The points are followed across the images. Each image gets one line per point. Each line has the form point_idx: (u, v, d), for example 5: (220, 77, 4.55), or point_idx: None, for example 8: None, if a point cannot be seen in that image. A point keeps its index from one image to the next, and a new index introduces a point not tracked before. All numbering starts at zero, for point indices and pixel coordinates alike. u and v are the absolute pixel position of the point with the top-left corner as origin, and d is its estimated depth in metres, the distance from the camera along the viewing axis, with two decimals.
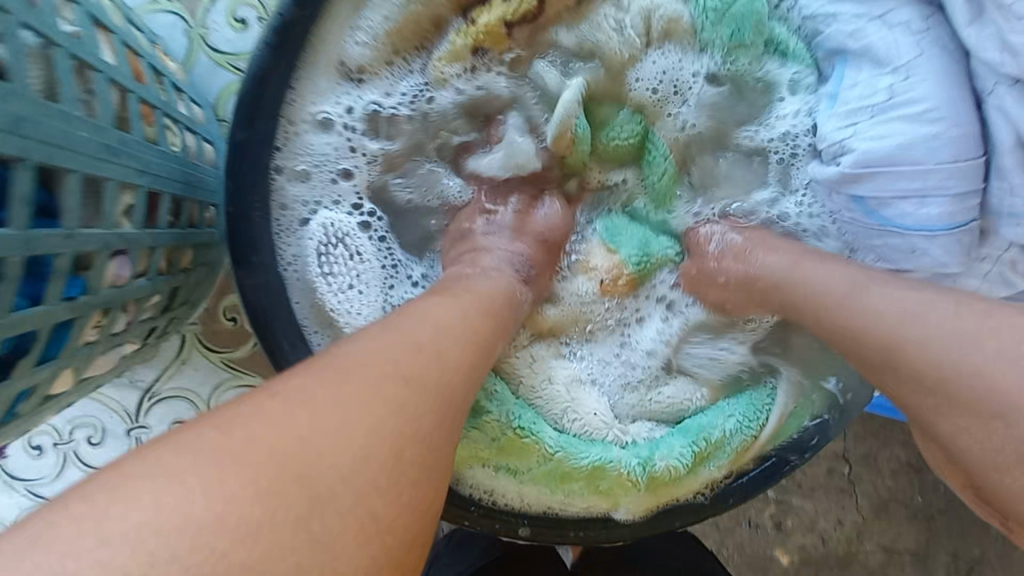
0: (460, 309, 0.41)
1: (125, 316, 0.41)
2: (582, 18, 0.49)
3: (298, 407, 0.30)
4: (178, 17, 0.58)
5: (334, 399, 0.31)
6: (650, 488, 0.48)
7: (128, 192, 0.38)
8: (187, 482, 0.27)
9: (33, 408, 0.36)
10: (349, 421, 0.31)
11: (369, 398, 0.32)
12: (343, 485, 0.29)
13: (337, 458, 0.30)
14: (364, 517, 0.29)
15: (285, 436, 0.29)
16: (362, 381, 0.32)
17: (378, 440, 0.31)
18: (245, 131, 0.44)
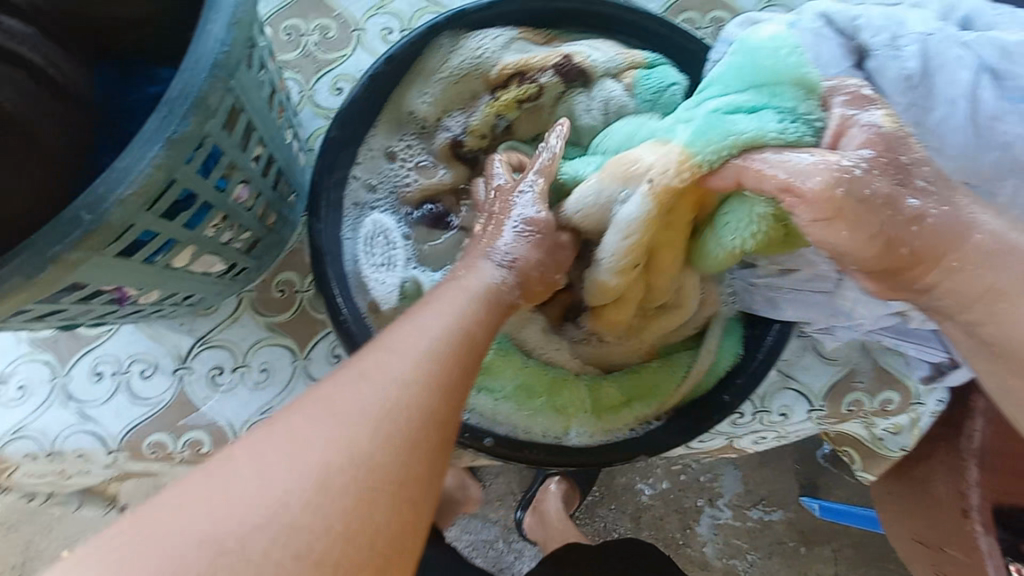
0: (463, 302, 0.51)
1: (229, 232, 0.59)
2: (563, 100, 0.69)
3: (298, 427, 0.39)
4: (297, 83, 0.85)
5: (347, 431, 0.39)
6: (594, 411, 0.63)
7: (260, 147, 0.58)
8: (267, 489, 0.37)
9: (161, 266, 0.52)
10: (343, 450, 0.39)
11: (369, 412, 0.40)
12: (367, 469, 0.39)
13: (346, 472, 0.38)
14: (391, 503, 0.39)
15: (313, 455, 0.38)
16: (362, 394, 0.41)
17: (387, 427, 0.40)
18: (338, 132, 0.69)
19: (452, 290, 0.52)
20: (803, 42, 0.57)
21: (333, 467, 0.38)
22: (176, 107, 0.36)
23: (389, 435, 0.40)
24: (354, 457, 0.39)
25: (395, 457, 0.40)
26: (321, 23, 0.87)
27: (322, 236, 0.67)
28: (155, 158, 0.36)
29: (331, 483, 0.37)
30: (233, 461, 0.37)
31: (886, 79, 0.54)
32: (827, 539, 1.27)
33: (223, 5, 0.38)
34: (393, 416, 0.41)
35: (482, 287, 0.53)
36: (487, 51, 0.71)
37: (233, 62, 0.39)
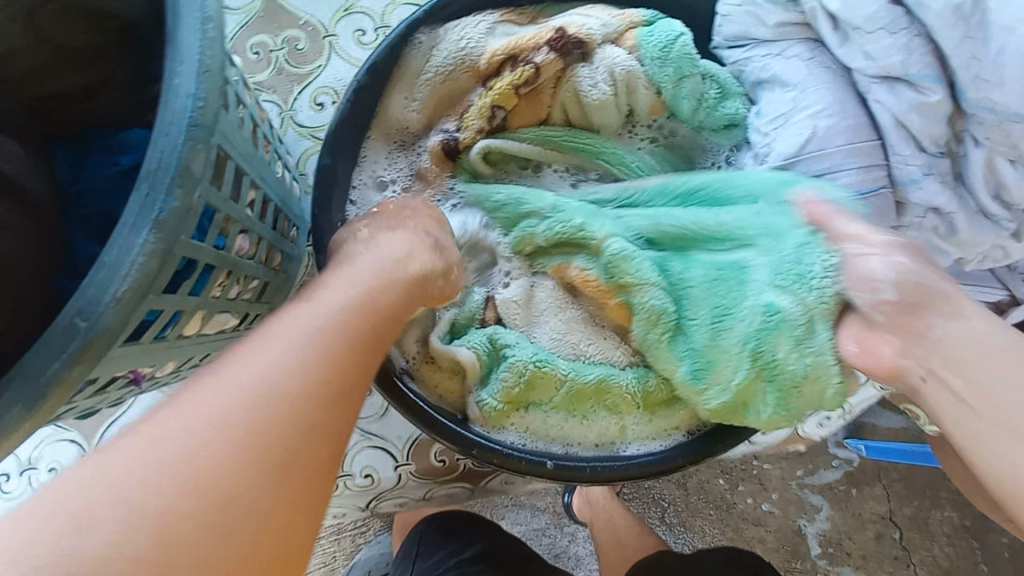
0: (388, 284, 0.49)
1: (236, 286, 0.55)
2: (566, 79, 0.63)
3: (223, 401, 0.35)
4: (276, 104, 0.80)
5: (273, 388, 0.37)
6: (646, 409, 0.60)
7: (253, 191, 0.53)
8: (87, 484, 0.31)
9: (173, 339, 0.49)
10: (243, 440, 0.34)
11: (291, 385, 0.37)
12: (288, 439, 0.36)
13: (224, 471, 0.33)
14: (264, 505, 0.34)
15: (219, 440, 0.34)
16: (297, 357, 0.39)
17: (247, 451, 0.34)
18: (330, 158, 0.63)
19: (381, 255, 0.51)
20: None
21: (239, 457, 0.34)
22: (156, 181, 0.32)
23: (296, 385, 0.37)
24: (239, 454, 0.34)
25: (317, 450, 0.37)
26: (289, 34, 0.81)
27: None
28: (146, 243, 0.32)
29: (224, 491, 0.33)
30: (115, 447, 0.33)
31: (931, 13, 0.50)
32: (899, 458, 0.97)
33: (188, 53, 0.34)
34: (333, 360, 0.40)
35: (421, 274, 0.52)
36: (470, 40, 0.64)
37: (211, 116, 0.35)
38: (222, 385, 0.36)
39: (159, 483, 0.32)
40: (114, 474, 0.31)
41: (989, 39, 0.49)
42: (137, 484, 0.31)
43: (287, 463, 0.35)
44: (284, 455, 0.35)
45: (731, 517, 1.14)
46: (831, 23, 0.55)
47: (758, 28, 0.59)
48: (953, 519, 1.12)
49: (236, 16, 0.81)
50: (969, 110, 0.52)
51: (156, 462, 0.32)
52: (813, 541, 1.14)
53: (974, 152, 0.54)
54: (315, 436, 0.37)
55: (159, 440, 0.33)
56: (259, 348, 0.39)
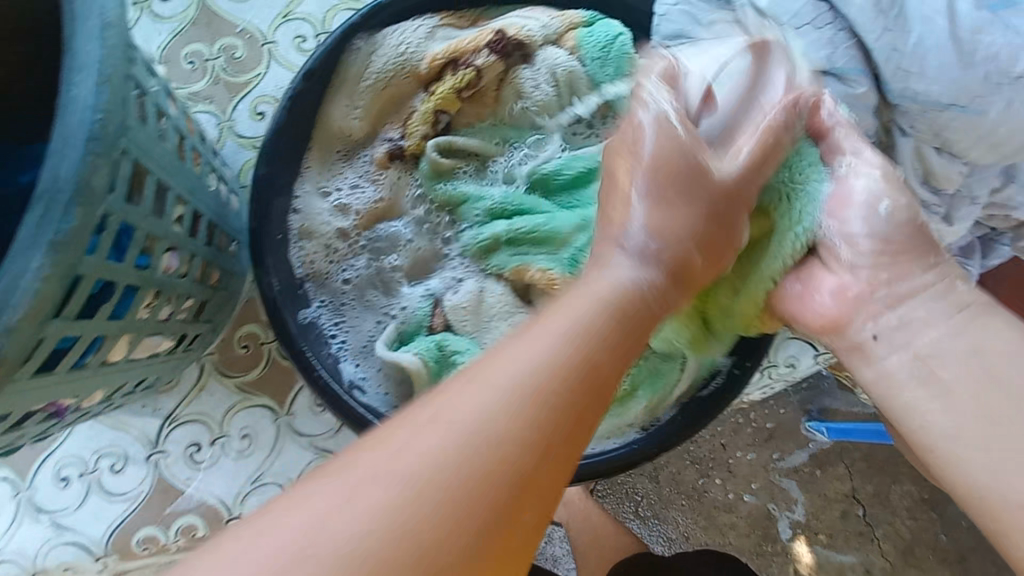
0: (600, 309, 0.40)
1: (167, 306, 0.52)
2: (508, 82, 0.63)
3: (384, 466, 0.32)
4: (213, 114, 0.76)
5: (449, 426, 0.33)
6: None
7: (181, 205, 0.51)
8: (288, 555, 0.29)
9: (95, 367, 0.46)
10: (427, 502, 0.31)
11: (478, 429, 0.33)
12: (468, 480, 0.32)
13: (416, 532, 0.30)
14: (461, 544, 0.30)
15: (372, 490, 0.31)
16: (507, 392, 0.34)
17: (421, 504, 0.31)
18: (267, 170, 0.61)
19: (585, 292, 0.41)
20: None
21: (416, 516, 0.30)
22: (51, 200, 0.30)
23: (504, 432, 0.33)
24: (437, 499, 0.31)
25: (492, 495, 0.32)
26: (225, 42, 0.78)
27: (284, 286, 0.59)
28: (43, 268, 0.30)
29: (403, 557, 0.29)
30: (298, 507, 0.31)
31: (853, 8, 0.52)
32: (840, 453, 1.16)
33: (86, 62, 0.32)
34: (541, 399, 0.35)
35: (614, 287, 0.42)
36: (412, 45, 0.63)
37: (114, 128, 0.32)
38: (429, 424, 0.33)
39: (431, 483, 0.31)
40: (300, 525, 0.30)
41: (910, 30, 0.51)
42: (304, 536, 0.30)
43: (493, 495, 0.32)
44: (509, 464, 0.33)
45: (703, 506, 1.16)
46: (761, 20, 0.55)
47: (693, 26, 0.59)
48: (912, 492, 1.16)
49: (166, 25, 0.78)
50: (896, 102, 0.54)
51: (304, 527, 0.30)
52: (783, 524, 1.16)
53: (904, 141, 0.56)
54: (519, 462, 0.33)
55: (314, 508, 0.30)
56: (474, 394, 0.34)
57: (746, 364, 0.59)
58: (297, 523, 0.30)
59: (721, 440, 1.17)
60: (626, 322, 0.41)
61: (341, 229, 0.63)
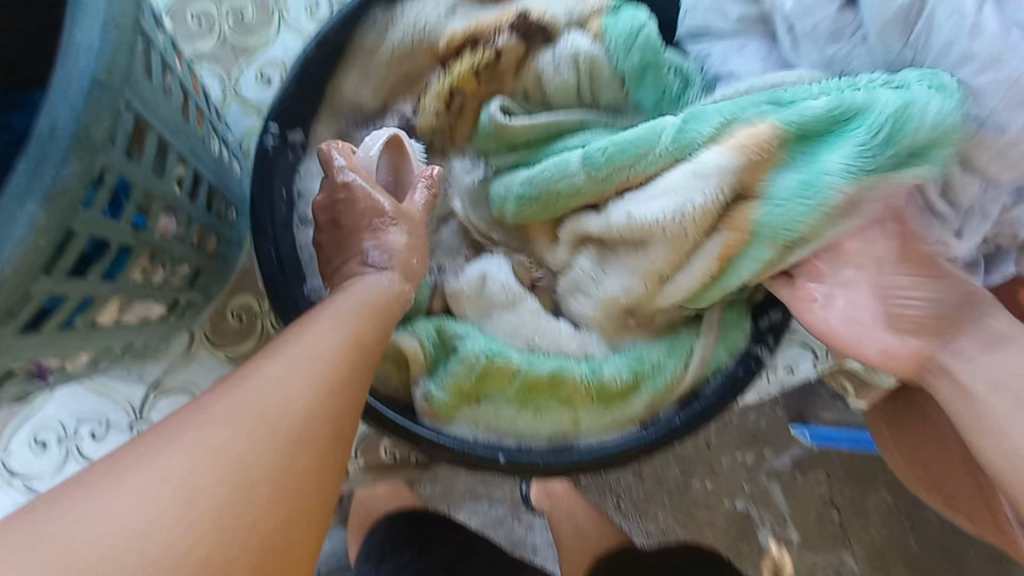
0: (351, 309, 0.47)
1: (161, 271, 0.50)
2: (529, 65, 0.61)
3: (218, 418, 0.38)
4: (218, 76, 0.74)
5: (270, 423, 0.38)
6: (600, 401, 0.59)
7: (182, 166, 0.48)
8: (144, 501, 0.35)
9: (84, 328, 0.44)
10: (253, 466, 0.37)
11: (278, 427, 0.38)
12: (303, 472, 0.38)
13: (252, 509, 0.36)
14: (287, 512, 0.37)
15: (228, 466, 0.37)
16: (277, 392, 0.40)
17: (268, 485, 0.37)
18: (278, 138, 0.58)
19: (342, 295, 0.48)
20: None
21: (253, 476, 0.37)
22: (49, 149, 0.28)
23: (298, 408, 0.40)
24: (264, 486, 0.37)
25: (318, 471, 0.39)
26: (234, 1, 0.75)
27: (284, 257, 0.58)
28: (37, 221, 0.28)
29: (246, 517, 0.36)
30: (160, 451, 0.37)
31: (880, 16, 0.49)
32: (820, 461, 1.18)
33: (93, 3, 0.30)
34: (317, 410, 0.40)
35: (359, 299, 0.48)
36: (431, 20, 0.61)
37: (120, 78, 0.30)
38: (217, 410, 0.39)
39: (215, 458, 0.37)
40: (155, 468, 0.36)
41: (929, 50, 0.50)
42: (174, 499, 0.35)
43: (280, 486, 0.37)
44: (300, 436, 0.39)
45: (685, 503, 1.17)
46: (787, 25, 0.54)
47: (719, 21, 0.59)
48: (887, 503, 1.18)
49: None
50: None
51: (147, 480, 0.35)
52: (761, 526, 1.17)
53: None
54: (329, 439, 0.40)
55: (135, 474, 0.36)
56: (245, 398, 0.39)
57: (752, 364, 0.58)
58: (143, 474, 0.36)
59: (708, 439, 1.17)
60: (363, 355, 0.45)
61: None
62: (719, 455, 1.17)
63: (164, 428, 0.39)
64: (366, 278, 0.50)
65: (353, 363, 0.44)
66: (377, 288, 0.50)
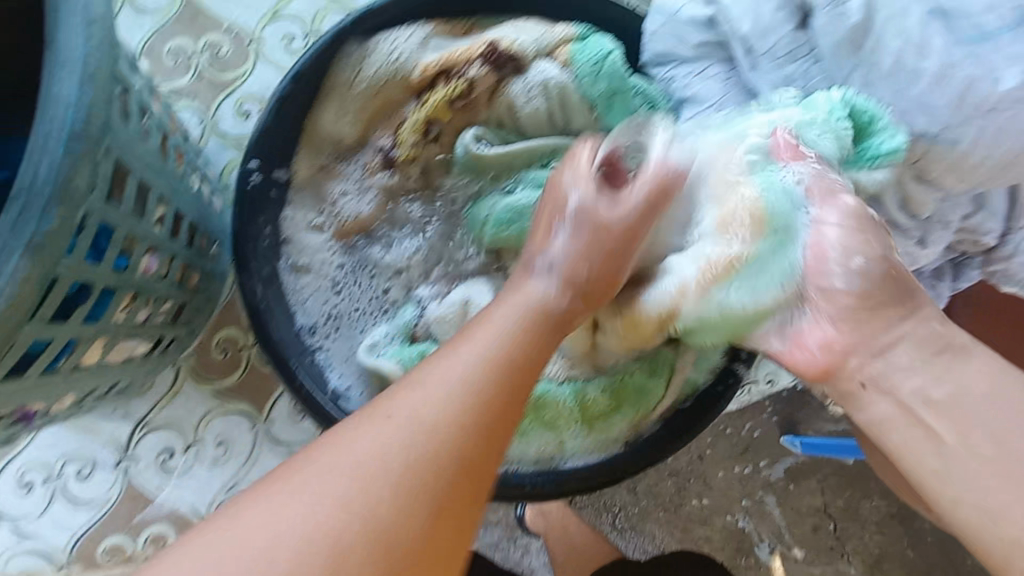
0: (509, 333, 0.45)
1: (144, 309, 0.50)
2: (501, 93, 0.63)
3: (330, 459, 0.37)
4: (196, 111, 0.75)
5: (413, 441, 0.38)
6: (585, 421, 0.60)
7: (163, 206, 0.49)
8: (280, 509, 0.35)
9: (69, 370, 0.44)
10: (406, 482, 0.37)
11: (408, 441, 0.38)
12: (454, 487, 0.38)
13: (410, 506, 0.36)
14: (443, 525, 0.37)
15: (379, 486, 0.36)
16: (403, 425, 0.38)
17: (418, 488, 0.37)
18: (259, 163, 0.60)
19: (507, 305, 0.47)
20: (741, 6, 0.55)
21: (415, 482, 0.37)
22: (31, 201, 0.29)
23: (443, 423, 0.39)
24: (405, 498, 0.36)
25: (466, 482, 0.38)
26: (210, 38, 0.77)
27: (268, 291, 0.59)
28: (19, 272, 0.29)
29: (382, 532, 0.35)
30: (309, 470, 0.36)
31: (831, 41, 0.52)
32: (812, 469, 1.19)
33: (70, 58, 0.31)
34: (436, 426, 0.39)
35: (535, 302, 0.48)
36: (405, 52, 0.63)
37: (99, 130, 0.31)
38: (359, 427, 0.39)
39: (356, 500, 0.35)
40: (297, 508, 0.35)
41: (880, 68, 0.51)
42: (340, 498, 0.35)
43: (440, 497, 0.37)
44: (440, 459, 0.38)
45: (681, 518, 1.17)
46: (744, 49, 0.56)
47: (680, 48, 0.60)
48: (880, 507, 1.19)
49: (150, 17, 0.76)
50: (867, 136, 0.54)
51: (327, 503, 0.35)
52: (757, 537, 1.18)
53: None
54: (457, 469, 0.38)
55: (319, 487, 0.36)
56: (364, 424, 0.39)
57: (730, 382, 0.60)
58: (310, 487, 0.36)
59: (699, 452, 1.18)
60: (505, 368, 0.43)
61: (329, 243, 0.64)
62: (712, 467, 1.18)
63: (306, 456, 0.38)
64: (530, 287, 0.49)
65: (522, 357, 0.44)
66: (539, 297, 0.48)
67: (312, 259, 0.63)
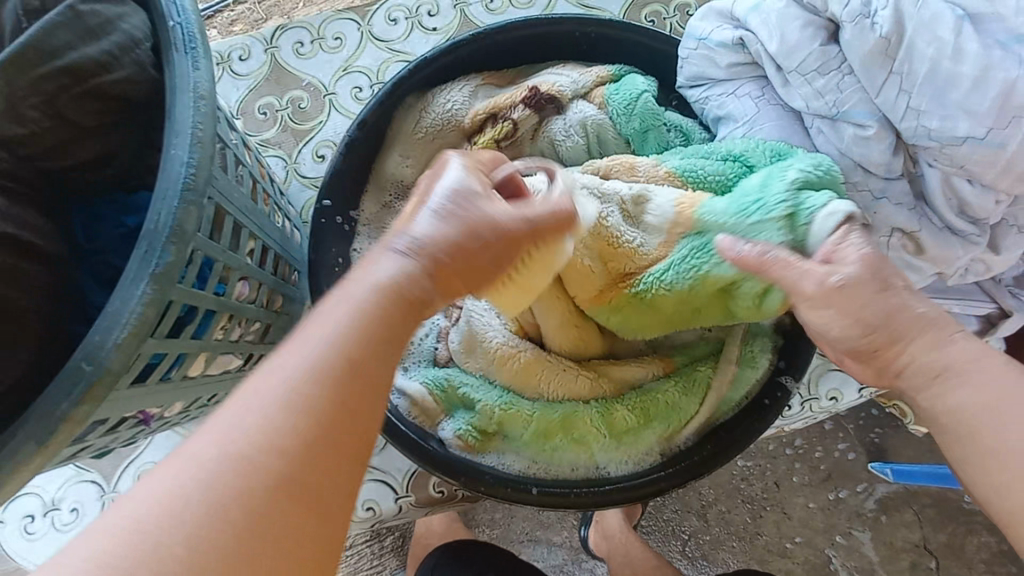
0: (339, 330, 0.36)
1: (238, 328, 0.59)
2: (541, 132, 0.68)
3: (188, 463, 0.31)
4: (281, 158, 0.86)
5: (237, 450, 0.32)
6: (614, 433, 0.61)
7: (252, 241, 0.58)
8: (168, 500, 0.30)
9: (178, 380, 0.53)
10: (195, 502, 0.30)
11: (242, 451, 0.32)
12: (352, 448, 0.35)
13: (263, 502, 0.31)
14: (321, 512, 0.33)
15: (190, 506, 0.30)
16: (252, 426, 0.33)
17: (253, 483, 0.31)
18: (330, 201, 0.68)
19: (355, 279, 0.39)
20: (765, 27, 0.57)
21: (223, 497, 0.31)
22: (154, 240, 0.37)
23: (274, 440, 0.32)
24: (211, 519, 0.30)
25: (330, 469, 0.33)
26: (293, 94, 0.88)
27: None
28: (144, 295, 0.36)
29: (219, 548, 0.30)
30: (162, 473, 0.31)
31: (862, 53, 0.52)
32: (906, 501, 1.10)
33: (184, 126, 0.39)
34: (288, 410, 0.33)
35: (377, 283, 0.39)
36: (457, 103, 0.70)
37: (203, 180, 0.39)
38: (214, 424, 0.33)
39: (207, 512, 0.30)
40: (92, 552, 0.29)
41: (915, 75, 0.51)
42: (157, 530, 0.29)
43: (285, 502, 0.32)
44: (319, 440, 0.33)
45: (757, 547, 1.10)
46: (774, 65, 0.57)
47: (712, 69, 0.62)
48: (992, 546, 1.08)
49: (243, 80, 0.89)
50: (910, 140, 0.53)
51: (164, 514, 0.30)
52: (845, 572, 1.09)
53: (929, 172, 0.55)
54: (353, 442, 0.35)
55: (139, 519, 0.29)
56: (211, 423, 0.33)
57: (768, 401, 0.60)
58: (108, 532, 0.29)
59: (775, 476, 1.11)
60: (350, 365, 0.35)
61: None
62: (789, 493, 1.11)
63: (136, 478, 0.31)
64: (381, 260, 0.40)
65: (342, 354, 0.36)
66: (395, 271, 0.40)
67: None
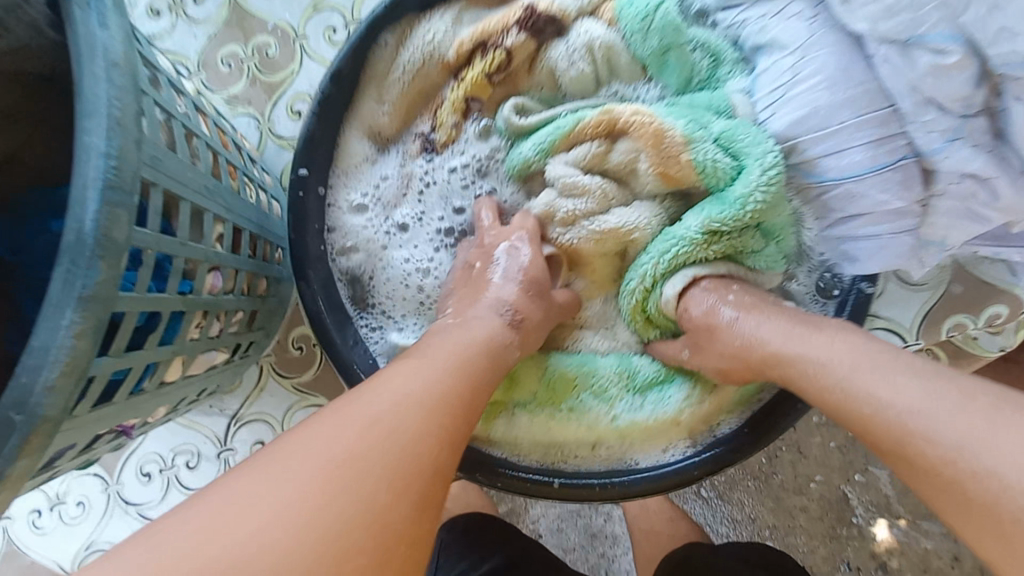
0: (443, 369, 0.43)
1: (217, 323, 0.53)
2: (540, 61, 0.58)
3: (299, 455, 0.35)
4: (252, 117, 0.77)
5: (341, 451, 0.35)
6: (636, 391, 0.58)
7: (220, 224, 0.51)
8: (283, 481, 0.34)
9: (154, 389, 0.47)
10: (302, 490, 0.33)
11: (347, 450, 0.35)
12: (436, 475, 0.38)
13: (349, 507, 0.33)
14: (407, 516, 0.35)
15: (295, 495, 0.33)
16: (353, 434, 0.36)
17: (344, 483, 0.34)
18: (305, 169, 0.59)
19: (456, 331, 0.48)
20: None
21: (319, 496, 0.33)
22: (77, 255, 0.30)
23: (378, 450, 0.36)
24: (312, 518, 0.32)
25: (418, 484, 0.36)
26: (258, 41, 0.77)
27: (327, 300, 0.60)
28: (73, 324, 0.30)
29: (314, 539, 0.32)
30: (268, 468, 0.34)
31: None
32: None
33: (96, 106, 0.31)
34: (379, 426, 0.37)
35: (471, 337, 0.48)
36: (438, 32, 0.59)
37: (130, 175, 0.32)
38: (322, 431, 0.37)
39: (304, 505, 0.33)
40: (211, 528, 0.31)
41: None
42: (263, 511, 0.32)
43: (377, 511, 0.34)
44: (416, 470, 0.37)
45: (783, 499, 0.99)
46: None
47: None
48: None
49: (200, 27, 0.77)
50: (998, 68, 0.43)
51: (274, 503, 0.33)
52: None
53: (1015, 108, 0.45)
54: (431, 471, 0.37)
55: (252, 501, 0.32)
56: (321, 430, 0.37)
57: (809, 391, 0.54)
58: (234, 502, 0.33)
59: None
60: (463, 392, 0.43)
61: (381, 238, 0.63)
62: None
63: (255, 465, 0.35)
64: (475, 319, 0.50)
65: (436, 393, 0.41)
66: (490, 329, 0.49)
67: (365, 259, 0.63)
